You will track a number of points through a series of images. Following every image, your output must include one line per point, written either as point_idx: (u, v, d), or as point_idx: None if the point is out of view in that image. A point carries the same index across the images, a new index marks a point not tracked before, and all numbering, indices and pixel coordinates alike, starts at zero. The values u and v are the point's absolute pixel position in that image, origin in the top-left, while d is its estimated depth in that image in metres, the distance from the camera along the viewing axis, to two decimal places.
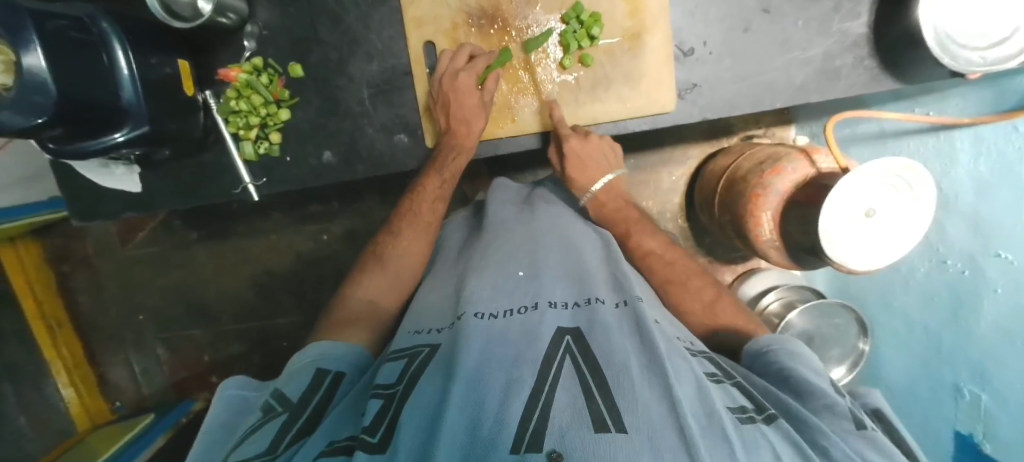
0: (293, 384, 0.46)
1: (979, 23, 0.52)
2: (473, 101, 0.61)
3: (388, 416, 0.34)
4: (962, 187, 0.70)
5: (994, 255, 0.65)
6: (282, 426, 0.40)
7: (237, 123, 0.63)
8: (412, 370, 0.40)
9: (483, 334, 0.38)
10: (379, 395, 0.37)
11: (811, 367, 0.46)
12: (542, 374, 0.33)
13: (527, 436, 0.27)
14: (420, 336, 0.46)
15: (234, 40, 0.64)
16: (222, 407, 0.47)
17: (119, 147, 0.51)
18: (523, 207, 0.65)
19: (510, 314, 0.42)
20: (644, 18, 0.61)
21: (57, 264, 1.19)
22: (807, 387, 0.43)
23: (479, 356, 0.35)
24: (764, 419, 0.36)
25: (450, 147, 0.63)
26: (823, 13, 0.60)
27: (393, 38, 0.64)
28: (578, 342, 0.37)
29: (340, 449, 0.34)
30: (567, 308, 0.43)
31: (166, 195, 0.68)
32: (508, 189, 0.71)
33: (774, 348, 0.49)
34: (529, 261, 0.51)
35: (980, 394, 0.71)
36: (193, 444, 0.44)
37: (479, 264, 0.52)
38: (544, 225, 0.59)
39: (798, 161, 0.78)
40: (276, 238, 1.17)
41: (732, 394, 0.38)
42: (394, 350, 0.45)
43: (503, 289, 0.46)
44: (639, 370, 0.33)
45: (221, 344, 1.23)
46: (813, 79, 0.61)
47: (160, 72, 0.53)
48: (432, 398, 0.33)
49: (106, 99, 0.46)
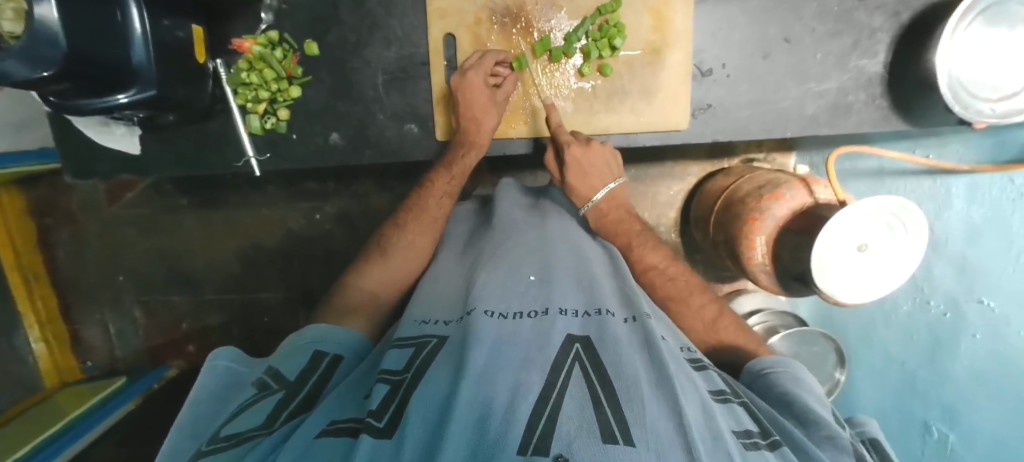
0: (290, 364, 0.46)
1: (993, 75, 0.52)
2: (483, 99, 0.61)
3: (397, 400, 0.34)
4: (953, 231, 0.73)
5: (977, 301, 0.70)
6: (278, 404, 0.39)
7: (246, 95, 0.62)
8: (419, 361, 0.39)
9: (494, 333, 0.39)
10: (386, 380, 0.37)
11: (811, 394, 0.46)
12: (550, 378, 0.33)
13: (533, 441, 0.26)
14: (427, 325, 0.46)
15: (250, 12, 0.62)
16: (211, 375, 0.46)
17: (121, 108, 0.50)
18: (533, 212, 0.65)
19: (519, 316, 0.42)
20: (667, 34, 0.61)
21: (41, 216, 1.17)
22: (809, 415, 0.42)
23: (488, 356, 0.35)
24: (768, 445, 0.35)
25: (462, 143, 0.63)
26: (842, 48, 0.60)
27: (414, 27, 0.63)
28: (588, 351, 0.37)
29: (344, 429, 0.33)
30: (577, 317, 0.43)
31: (165, 163, 0.66)
32: (514, 190, 0.71)
33: (776, 371, 0.49)
34: (541, 264, 0.52)
35: (948, 433, 0.76)
36: (181, 413, 0.42)
37: (489, 261, 0.53)
38: (555, 232, 0.59)
39: (798, 190, 0.80)
40: (268, 212, 1.16)
41: (739, 416, 0.38)
42: (400, 338, 0.44)
43: (514, 291, 0.47)
44: (648, 385, 0.34)
45: (200, 314, 1.21)
46: (825, 112, 0.62)
47: (172, 35, 0.51)
48: (441, 390, 0.33)
49: (118, 61, 0.45)
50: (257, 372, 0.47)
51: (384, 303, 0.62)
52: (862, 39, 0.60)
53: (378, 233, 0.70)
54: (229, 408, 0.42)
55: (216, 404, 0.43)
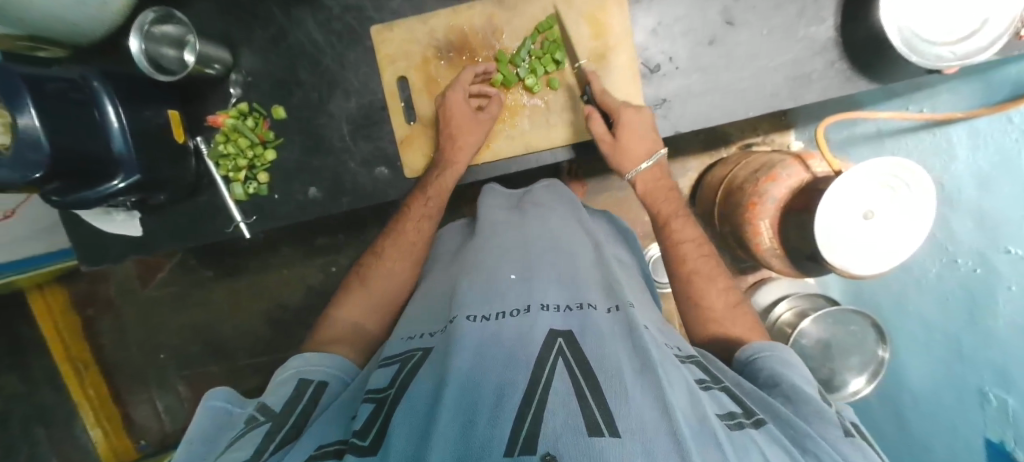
0: (275, 396, 0.47)
1: (944, 22, 0.51)
2: (467, 114, 0.63)
3: (379, 419, 0.35)
4: (963, 182, 0.69)
5: (1004, 251, 0.63)
6: (267, 434, 0.41)
7: (227, 166, 0.66)
8: (404, 375, 0.40)
9: (476, 337, 0.39)
10: (372, 399, 0.38)
11: (799, 374, 0.47)
12: (535, 374, 0.34)
13: (520, 439, 0.27)
14: (413, 340, 0.47)
15: (221, 88, 0.67)
16: (206, 415, 0.47)
17: (116, 195, 0.54)
18: (513, 211, 0.66)
19: (501, 316, 0.43)
20: (608, 38, 0.62)
21: (82, 308, 1.25)
22: (798, 393, 0.44)
23: (471, 359, 0.36)
24: (752, 424, 0.37)
25: (438, 163, 0.65)
26: (787, 21, 0.60)
27: (369, 76, 0.67)
28: (571, 345, 0.38)
29: (330, 452, 0.34)
30: (559, 311, 0.44)
31: (164, 239, 0.70)
32: (499, 194, 0.72)
33: (763, 355, 0.50)
34: (522, 264, 0.52)
35: (1006, 398, 0.65)
36: (176, 454, 0.43)
37: (469, 267, 0.54)
38: (534, 227, 0.60)
39: (793, 167, 0.78)
40: (288, 271, 1.21)
41: (722, 401, 0.38)
42: (386, 356, 0.46)
43: (496, 291, 0.47)
44: (632, 374, 0.34)
45: (239, 380, 1.25)
46: (784, 86, 0.61)
47: (154, 123, 0.56)
48: (424, 400, 0.34)
49: (100, 153, 0.49)
50: (248, 407, 0.48)
51: (369, 334, 0.62)
52: (805, 7, 0.59)
53: (357, 263, 0.71)
54: (219, 445, 0.43)
55: (207, 442, 0.44)
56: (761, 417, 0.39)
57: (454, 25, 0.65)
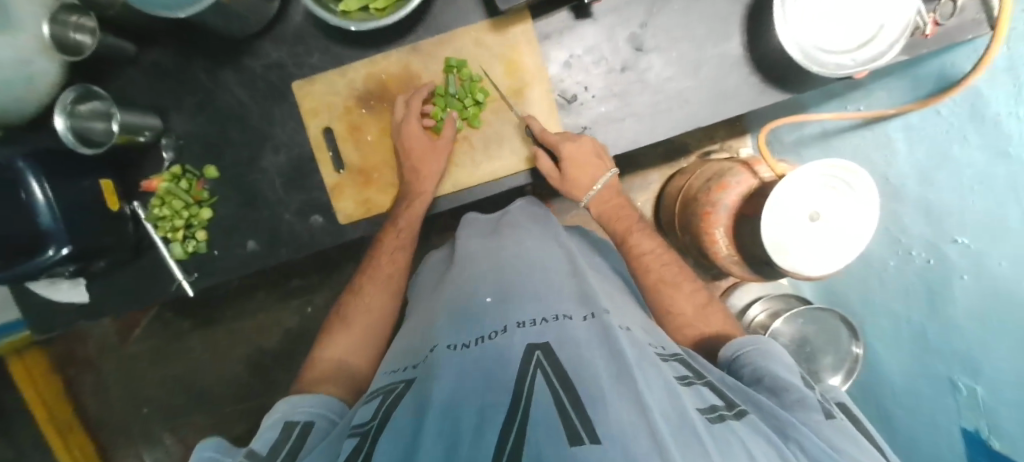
0: (260, 442, 0.45)
1: (839, 31, 0.54)
2: (422, 144, 0.64)
3: (362, 453, 0.34)
4: (906, 176, 0.70)
5: (952, 242, 0.62)
6: None
7: (164, 227, 0.67)
8: (386, 407, 0.39)
9: (457, 362, 0.40)
10: (355, 433, 0.37)
11: (781, 363, 0.48)
12: (516, 391, 0.34)
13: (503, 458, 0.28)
14: (396, 372, 0.47)
15: (153, 153, 0.69)
16: None
17: (57, 266, 0.57)
18: (490, 235, 0.66)
19: (479, 341, 0.43)
20: (523, 75, 0.65)
21: (65, 368, 1.24)
22: (779, 384, 0.44)
23: (452, 384, 0.36)
24: (734, 415, 0.37)
25: (406, 196, 0.65)
26: (698, 40, 0.61)
27: (296, 129, 0.69)
28: (548, 357, 0.38)
29: None
30: (535, 326, 0.43)
31: (113, 301, 0.70)
32: (478, 221, 0.73)
33: (747, 351, 0.51)
34: (495, 285, 0.52)
35: (975, 387, 0.64)
36: None
37: (447, 297, 0.54)
38: (508, 248, 0.59)
39: (742, 174, 0.79)
40: (264, 316, 1.21)
41: (703, 394, 0.39)
42: (372, 390, 0.45)
43: (469, 319, 0.47)
44: (610, 379, 0.35)
45: (225, 429, 1.23)
46: (705, 105, 0.62)
47: (82, 187, 0.58)
48: (408, 430, 0.34)
49: (22, 229, 0.52)
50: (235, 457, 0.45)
51: (352, 368, 0.61)
52: (714, 26, 0.61)
53: (338, 303, 0.71)
54: None
55: None
56: (744, 408, 0.40)
57: (374, 74, 0.67)
